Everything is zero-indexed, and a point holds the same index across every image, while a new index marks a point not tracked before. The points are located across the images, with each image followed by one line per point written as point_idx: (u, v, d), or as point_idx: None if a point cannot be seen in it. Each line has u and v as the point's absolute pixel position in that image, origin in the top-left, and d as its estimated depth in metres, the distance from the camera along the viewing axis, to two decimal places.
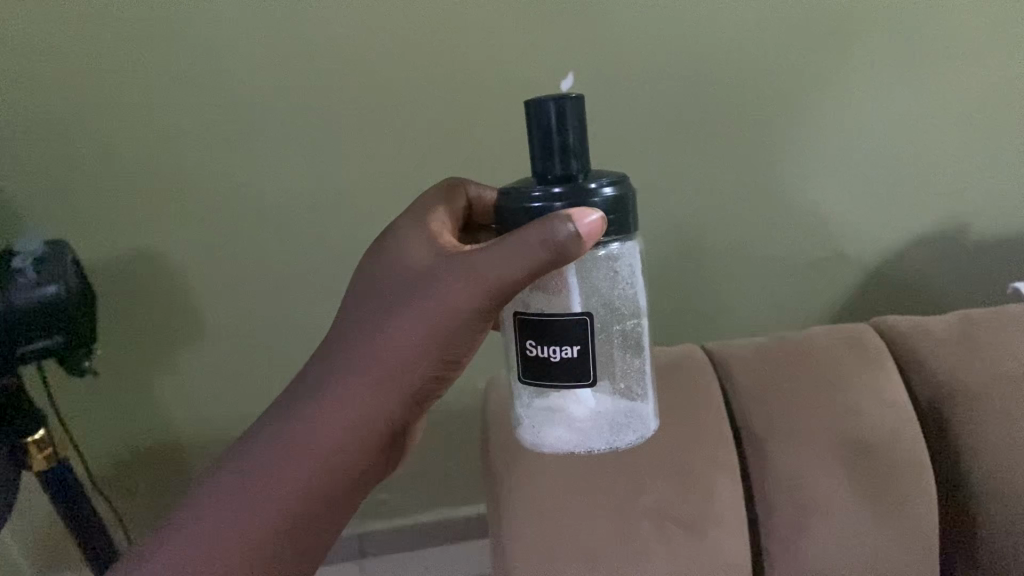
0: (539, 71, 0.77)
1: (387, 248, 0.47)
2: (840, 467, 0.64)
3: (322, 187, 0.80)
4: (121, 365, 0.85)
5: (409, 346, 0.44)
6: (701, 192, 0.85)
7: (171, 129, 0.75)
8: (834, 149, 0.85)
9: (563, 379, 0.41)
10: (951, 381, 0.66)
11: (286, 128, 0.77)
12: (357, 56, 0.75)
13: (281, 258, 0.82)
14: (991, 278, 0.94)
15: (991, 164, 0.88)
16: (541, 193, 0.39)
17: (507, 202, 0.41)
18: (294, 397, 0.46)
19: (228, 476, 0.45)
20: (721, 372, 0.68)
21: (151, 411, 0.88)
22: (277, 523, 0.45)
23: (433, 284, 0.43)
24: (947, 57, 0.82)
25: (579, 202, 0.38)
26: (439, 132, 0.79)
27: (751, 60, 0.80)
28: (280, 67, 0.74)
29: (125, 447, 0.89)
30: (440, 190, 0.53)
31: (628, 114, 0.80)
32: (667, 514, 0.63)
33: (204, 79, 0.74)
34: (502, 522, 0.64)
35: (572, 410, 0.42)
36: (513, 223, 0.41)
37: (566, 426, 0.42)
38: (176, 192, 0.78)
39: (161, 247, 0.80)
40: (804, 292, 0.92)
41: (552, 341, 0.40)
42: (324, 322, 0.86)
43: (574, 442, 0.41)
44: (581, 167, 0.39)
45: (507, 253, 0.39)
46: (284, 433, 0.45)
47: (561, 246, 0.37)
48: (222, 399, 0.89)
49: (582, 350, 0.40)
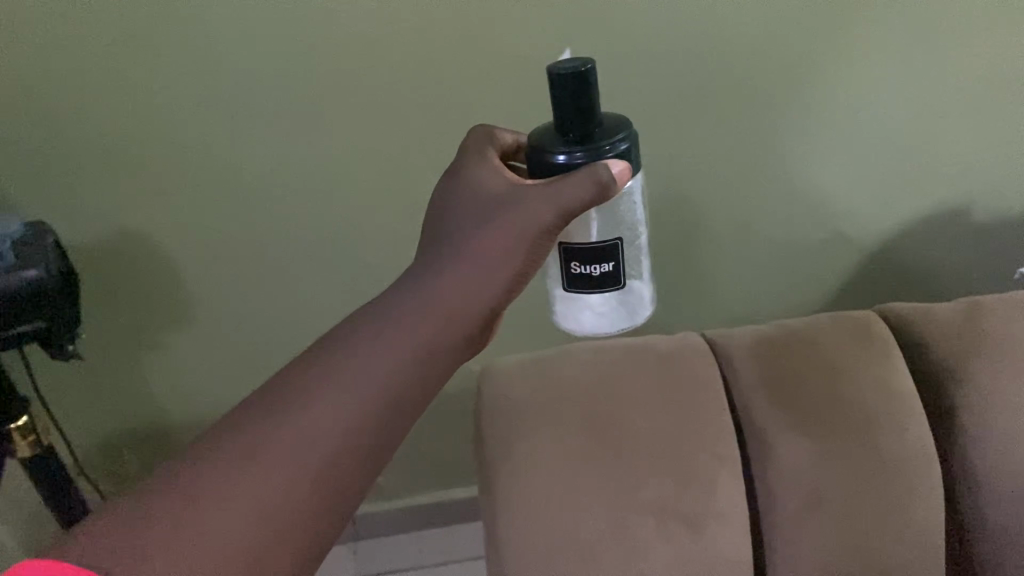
0: (539, 48, 0.73)
1: (447, 192, 0.51)
2: (850, 461, 0.61)
3: (312, 166, 0.77)
4: (109, 345, 0.86)
5: (496, 249, 0.47)
6: (702, 176, 0.83)
7: (151, 111, 0.72)
8: (841, 128, 0.82)
9: (600, 288, 0.50)
10: (960, 371, 0.64)
11: (272, 110, 0.73)
12: (341, 35, 0.70)
13: (274, 240, 0.82)
14: (991, 254, 0.95)
15: (1003, 143, 0.86)
16: (566, 148, 0.46)
17: (534, 152, 0.47)
18: (377, 307, 0.47)
19: (311, 374, 0.43)
20: (724, 360, 0.67)
21: (140, 393, 0.90)
22: (362, 406, 0.42)
23: (502, 214, 0.47)
24: (960, 36, 0.78)
25: (599, 159, 0.45)
26: (434, 114, 0.76)
27: (761, 38, 0.76)
28: (262, 49, 0.70)
29: (112, 421, 0.92)
30: (486, 140, 0.55)
31: (628, 96, 0.77)
32: (668, 509, 0.61)
33: (182, 60, 0.70)
34: (494, 514, 0.62)
35: (601, 305, 0.51)
36: (542, 173, 0.47)
37: (595, 318, 0.51)
38: (161, 174, 0.76)
39: (148, 230, 0.79)
40: (801, 270, 0.93)
41: (592, 261, 0.49)
42: (321, 301, 0.87)
43: (601, 325, 0.51)
44: (594, 123, 0.46)
45: (552, 194, 0.45)
46: (353, 357, 0.44)
47: (602, 186, 0.44)
48: (209, 375, 0.91)
49: (615, 265, 0.49)
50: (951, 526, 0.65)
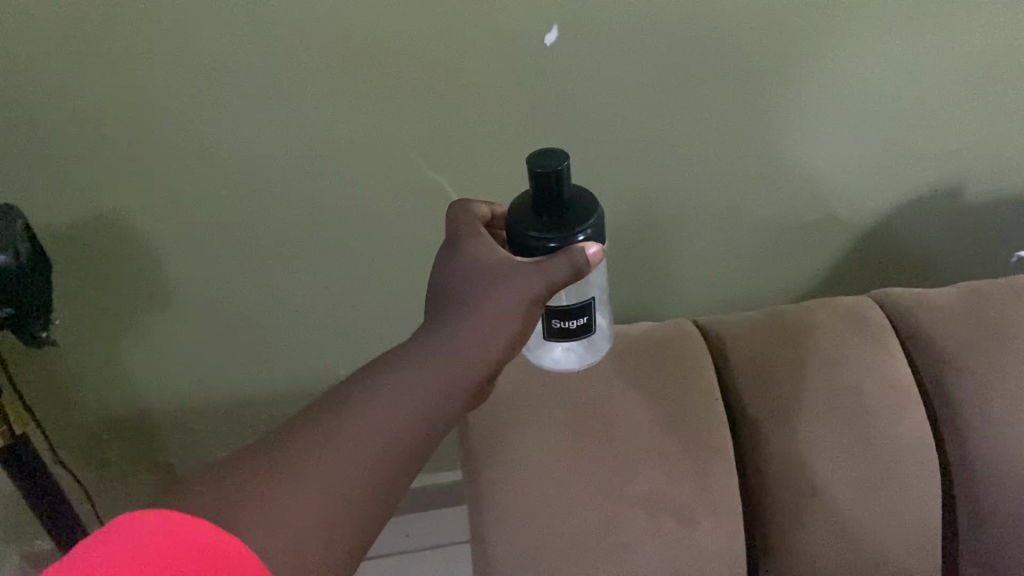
0: (526, 27, 0.69)
1: (445, 261, 0.54)
2: (844, 451, 0.60)
3: (291, 149, 0.74)
4: (84, 326, 0.85)
5: (500, 312, 0.50)
6: (693, 158, 0.81)
7: (114, 92, 0.68)
8: (839, 111, 0.80)
9: (574, 336, 0.54)
10: (958, 359, 0.62)
11: (245, 92, 0.69)
12: (316, 13, 0.65)
13: (253, 222, 0.79)
14: (982, 231, 0.94)
15: (1003, 122, 0.84)
16: (538, 228, 0.49)
17: (510, 228, 0.51)
18: (383, 363, 0.49)
19: (324, 422, 0.46)
20: (717, 348, 0.66)
21: (118, 372, 0.91)
22: (372, 460, 0.45)
23: (501, 282, 0.50)
24: (970, 13, 0.74)
25: (569, 241, 0.49)
26: (416, 95, 0.71)
27: (761, 19, 0.71)
28: (230, 28, 0.65)
29: (88, 397, 0.93)
30: (468, 211, 0.57)
31: (621, 76, 0.73)
32: (657, 502, 0.59)
33: (145, 39, 0.65)
34: (480, 502, 0.61)
35: (572, 347, 0.55)
36: (518, 248, 0.51)
37: (566, 358, 0.56)
38: (133, 158, 0.72)
39: (120, 212, 0.76)
40: (793, 249, 0.92)
41: (571, 317, 0.53)
42: (305, 282, 0.86)
43: (570, 364, 0.56)
44: (567, 209, 0.50)
45: (543, 269, 0.48)
46: (373, 401, 0.47)
47: (577, 266, 0.47)
48: (187, 355, 0.92)
49: (588, 319, 0.53)
50: (952, 522, 0.63)
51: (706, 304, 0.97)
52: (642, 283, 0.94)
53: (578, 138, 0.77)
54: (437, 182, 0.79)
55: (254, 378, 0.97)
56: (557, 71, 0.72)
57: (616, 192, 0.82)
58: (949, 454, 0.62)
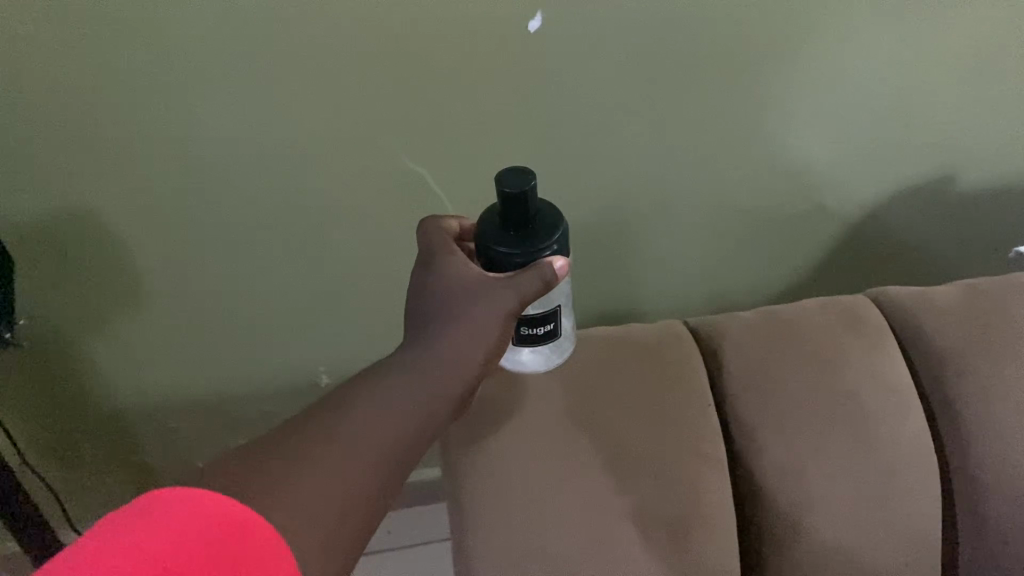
0: (514, 14, 0.66)
1: (419, 288, 0.55)
2: (841, 459, 0.58)
3: (265, 143, 0.71)
4: (51, 322, 0.82)
5: (480, 329, 0.52)
6: (681, 149, 0.79)
7: (73, 84, 0.64)
8: (834, 101, 0.77)
9: (541, 339, 0.57)
10: (957, 360, 0.61)
11: (214, 84, 0.66)
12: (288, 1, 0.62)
13: (225, 217, 0.76)
14: (972, 224, 0.93)
15: (997, 112, 0.82)
16: (506, 244, 0.51)
17: (479, 242, 0.53)
18: (364, 381, 0.51)
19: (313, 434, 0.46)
20: (708, 352, 0.64)
21: (88, 368, 0.88)
22: (367, 470, 0.46)
23: (478, 300, 0.52)
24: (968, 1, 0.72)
25: (536, 256, 0.51)
26: (395, 86, 0.68)
27: (759, 4, 0.68)
28: (195, 15, 0.62)
29: (56, 393, 0.90)
30: (439, 228, 0.57)
31: (607, 65, 0.70)
32: (648, 515, 0.57)
33: (103, 27, 0.61)
34: (462, 513, 0.59)
35: (539, 347, 0.58)
36: (486, 260, 0.53)
37: (532, 357, 0.59)
38: (100, 150, 0.69)
39: (85, 208, 0.73)
40: (780, 241, 0.90)
41: (538, 324, 0.55)
42: (281, 279, 0.83)
43: (537, 362, 0.59)
44: (534, 225, 0.52)
45: (513, 285, 0.51)
46: (359, 418, 0.48)
47: (546, 280, 0.50)
48: (159, 353, 0.88)
49: (555, 324, 0.56)
50: (951, 532, 0.61)
51: (693, 298, 0.95)
52: (627, 277, 0.91)
53: (564, 128, 0.74)
54: (419, 175, 0.76)
55: (230, 377, 0.94)
56: (542, 61, 0.69)
57: (602, 184, 0.80)
58: (950, 463, 0.60)
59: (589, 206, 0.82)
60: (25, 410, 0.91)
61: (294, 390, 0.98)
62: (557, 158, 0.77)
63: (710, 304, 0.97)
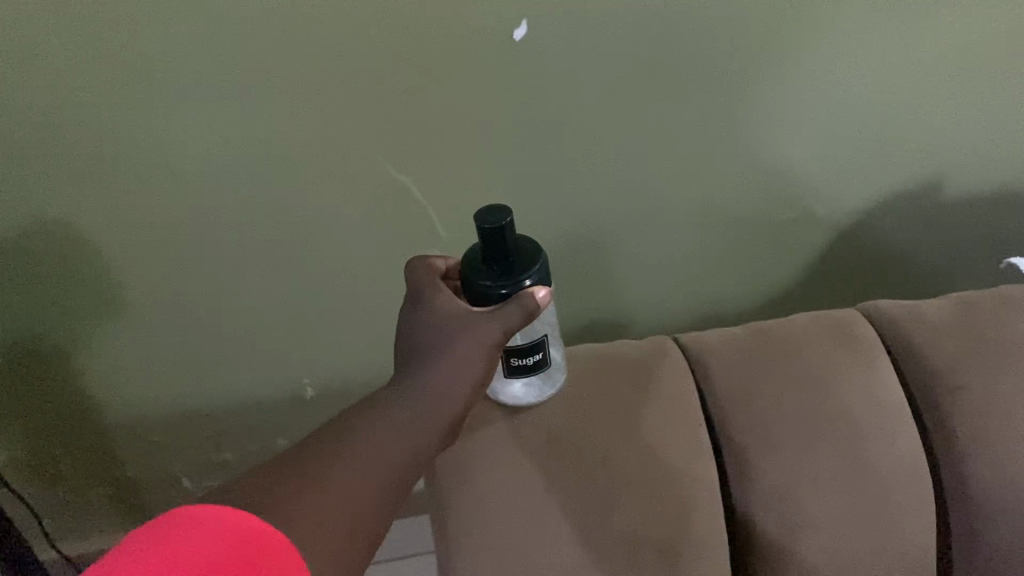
0: (499, 24, 0.65)
1: (407, 318, 0.55)
2: (834, 476, 0.58)
3: (246, 155, 0.70)
4: (31, 337, 0.81)
5: (468, 358, 0.52)
6: (669, 159, 0.78)
7: (49, 96, 0.63)
8: (826, 108, 0.77)
9: (531, 371, 0.57)
10: (949, 376, 0.60)
11: (195, 96, 0.65)
12: (268, 12, 0.61)
13: (208, 230, 0.75)
14: (961, 233, 0.92)
15: (987, 120, 0.81)
16: (491, 279, 0.52)
17: (464, 279, 0.54)
18: (358, 414, 0.51)
19: (314, 463, 0.46)
20: (698, 370, 0.64)
21: (69, 385, 0.87)
22: (367, 498, 0.46)
23: (466, 331, 0.52)
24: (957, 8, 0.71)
25: (521, 288, 0.52)
26: (379, 97, 0.67)
27: (748, 13, 0.68)
28: (175, 27, 0.60)
29: (36, 410, 0.89)
30: (426, 265, 0.58)
31: (596, 75, 0.70)
32: (639, 539, 0.56)
33: (80, 39, 0.60)
34: (449, 538, 0.58)
35: (530, 381, 0.59)
36: (472, 297, 0.54)
37: (523, 391, 0.59)
38: (79, 161, 0.67)
39: (63, 223, 0.71)
40: (771, 251, 0.89)
41: (526, 355, 0.56)
42: (264, 292, 0.82)
43: (528, 396, 0.60)
44: (515, 257, 0.53)
45: (498, 317, 0.51)
46: (356, 447, 0.48)
47: (528, 309, 0.51)
48: (141, 368, 0.87)
49: (543, 354, 0.57)
50: (946, 551, 0.60)
51: (683, 308, 0.95)
52: (614, 289, 0.90)
53: (553, 138, 0.74)
54: (406, 187, 0.75)
55: (213, 392, 0.92)
56: (528, 70, 0.68)
57: (590, 195, 0.79)
58: (944, 484, 0.59)
59: (578, 218, 0.81)
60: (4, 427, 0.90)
61: (280, 404, 0.96)
62: (546, 168, 0.76)
63: (701, 314, 0.96)
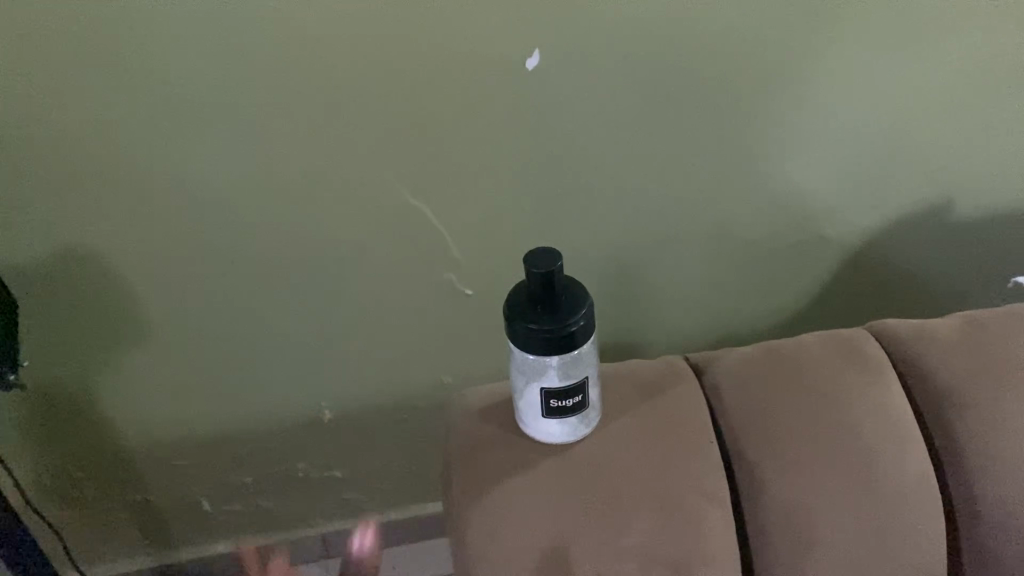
0: (508, 54, 0.67)
1: None
2: (847, 494, 0.59)
3: (267, 184, 0.72)
4: (58, 366, 0.83)
5: None
6: (678, 185, 0.79)
7: (76, 130, 0.65)
8: (830, 130, 0.78)
9: (570, 413, 0.59)
10: (958, 394, 0.61)
11: (216, 129, 0.67)
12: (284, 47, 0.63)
13: (229, 258, 0.77)
14: (971, 251, 0.93)
15: (990, 142, 0.82)
16: (534, 321, 0.54)
17: (506, 319, 0.55)
18: None
19: None
20: (711, 391, 0.66)
21: (94, 411, 0.89)
22: None
23: None
24: (952, 34, 0.73)
25: (563, 332, 0.54)
26: (394, 126, 0.70)
27: (749, 42, 0.70)
28: (195, 63, 0.63)
29: (64, 437, 0.91)
30: None
31: (602, 104, 0.72)
32: (652, 555, 0.57)
33: (105, 75, 0.63)
34: (465, 556, 0.59)
35: (567, 424, 0.60)
36: (514, 337, 0.55)
37: (559, 433, 0.61)
38: (106, 193, 0.70)
39: (90, 253, 0.74)
40: (781, 273, 0.91)
41: (567, 396, 0.58)
42: (284, 318, 0.84)
43: (565, 438, 0.61)
44: (560, 300, 0.55)
45: None
46: None
47: None
48: (165, 394, 0.89)
49: (583, 395, 0.58)
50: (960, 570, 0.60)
51: (695, 329, 0.95)
52: (628, 313, 0.92)
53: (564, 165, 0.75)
54: (423, 214, 0.77)
55: (234, 418, 0.94)
56: (537, 98, 0.70)
57: (602, 220, 0.81)
58: (955, 502, 0.60)
59: (590, 243, 0.83)
60: (33, 454, 0.92)
61: (299, 429, 0.98)
62: (557, 193, 0.78)
63: (714, 337, 0.97)
